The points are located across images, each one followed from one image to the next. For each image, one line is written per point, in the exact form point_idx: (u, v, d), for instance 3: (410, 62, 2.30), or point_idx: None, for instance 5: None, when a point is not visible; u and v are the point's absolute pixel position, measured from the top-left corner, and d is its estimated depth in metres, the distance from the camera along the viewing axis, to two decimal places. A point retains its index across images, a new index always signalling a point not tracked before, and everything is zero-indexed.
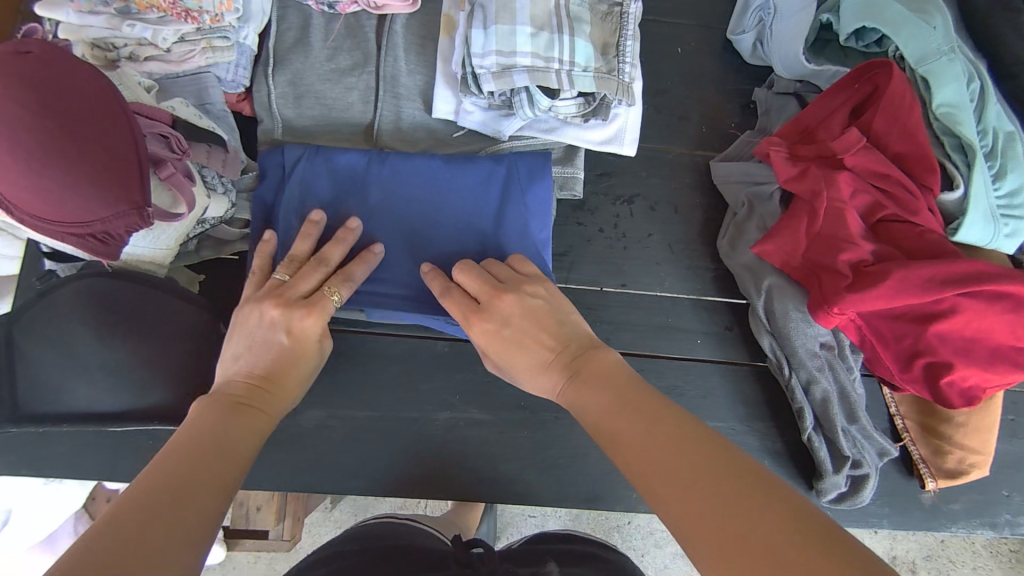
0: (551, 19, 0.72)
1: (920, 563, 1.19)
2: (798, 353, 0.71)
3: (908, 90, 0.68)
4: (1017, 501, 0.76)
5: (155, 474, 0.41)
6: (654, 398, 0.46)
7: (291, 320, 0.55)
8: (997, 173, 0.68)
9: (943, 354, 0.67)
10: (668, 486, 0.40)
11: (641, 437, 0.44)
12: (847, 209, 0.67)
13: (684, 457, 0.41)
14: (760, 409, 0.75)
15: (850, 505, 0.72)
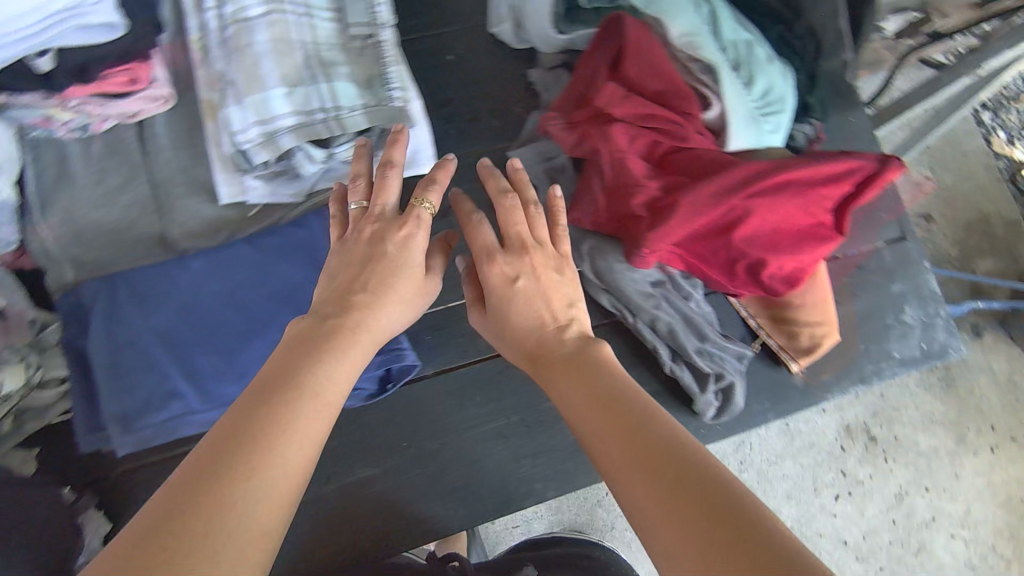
0: (304, 73, 0.72)
1: (868, 424, 1.41)
2: (633, 299, 0.75)
3: (641, 32, 0.72)
4: (874, 351, 0.84)
5: (190, 469, 0.40)
6: (654, 421, 0.46)
7: (387, 241, 0.56)
8: (746, 80, 0.73)
9: (754, 253, 0.72)
10: (660, 521, 0.40)
11: (636, 468, 0.43)
12: (626, 158, 0.71)
13: (697, 514, 0.39)
14: (630, 358, 0.78)
15: (730, 415, 0.76)
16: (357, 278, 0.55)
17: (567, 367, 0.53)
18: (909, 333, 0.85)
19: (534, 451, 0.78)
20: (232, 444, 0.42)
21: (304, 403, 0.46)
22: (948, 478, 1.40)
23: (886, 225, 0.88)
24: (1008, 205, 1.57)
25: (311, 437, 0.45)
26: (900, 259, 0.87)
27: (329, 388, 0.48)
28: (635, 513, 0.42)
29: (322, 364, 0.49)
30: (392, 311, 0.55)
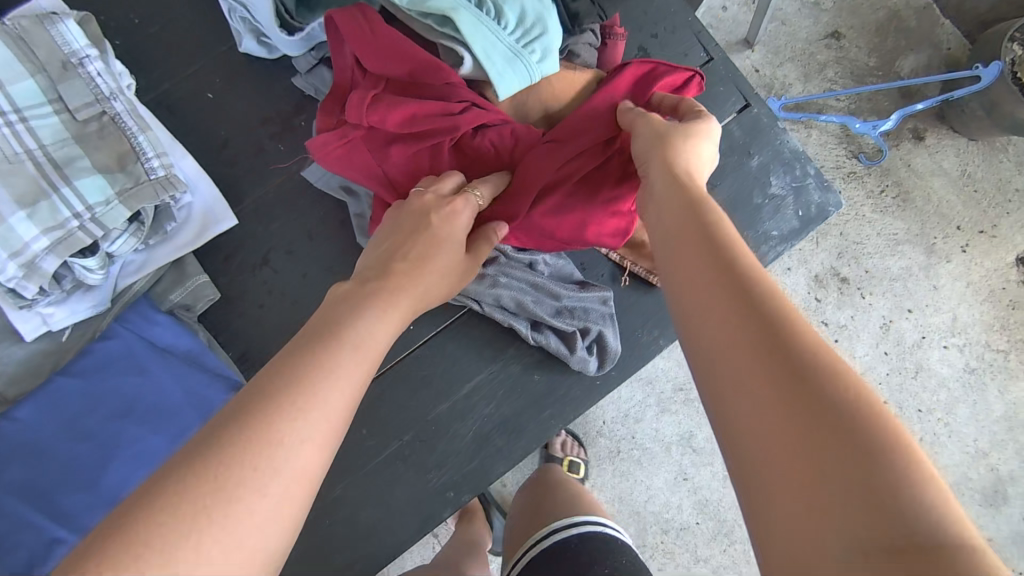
0: (40, 184, 0.66)
1: (837, 266, 1.44)
2: (468, 289, 0.69)
3: (355, 20, 0.66)
4: (752, 237, 0.79)
5: (242, 410, 0.40)
6: (743, 269, 0.40)
7: (440, 205, 0.58)
8: (492, 13, 0.64)
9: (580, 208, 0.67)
10: (738, 383, 0.35)
11: (725, 328, 0.37)
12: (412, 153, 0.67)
13: (793, 385, 0.33)
14: (501, 337, 0.74)
15: (615, 359, 0.73)
16: (398, 251, 0.55)
17: (676, 222, 0.46)
18: (782, 205, 0.80)
19: (437, 462, 0.73)
20: (288, 383, 0.42)
21: (345, 355, 0.45)
22: (926, 292, 1.43)
23: (726, 97, 0.81)
24: None
25: (350, 385, 0.44)
26: (751, 128, 0.81)
27: (367, 343, 0.47)
28: (710, 359, 0.37)
29: (362, 322, 0.48)
30: (432, 278, 0.55)
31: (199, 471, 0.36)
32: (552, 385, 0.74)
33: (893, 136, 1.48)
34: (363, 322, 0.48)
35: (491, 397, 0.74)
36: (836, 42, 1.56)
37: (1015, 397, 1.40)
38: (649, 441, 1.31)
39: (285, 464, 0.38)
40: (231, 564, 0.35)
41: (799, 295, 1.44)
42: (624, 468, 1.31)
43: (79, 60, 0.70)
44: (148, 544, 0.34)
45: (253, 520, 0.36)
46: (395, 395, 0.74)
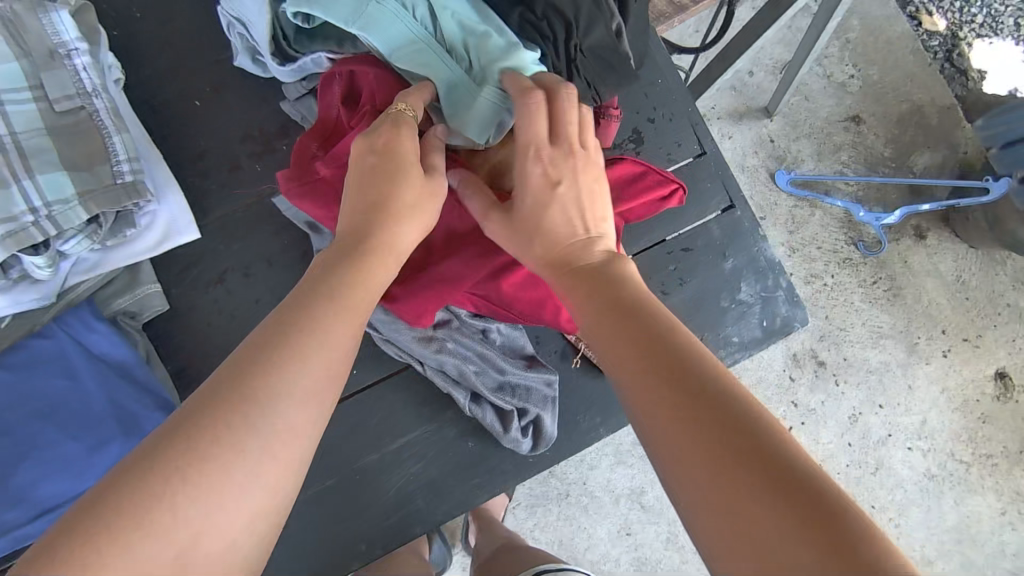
0: (1, 172, 0.65)
1: (818, 348, 1.49)
2: (414, 349, 0.68)
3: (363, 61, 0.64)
4: (713, 338, 0.78)
5: (217, 380, 0.39)
6: (671, 339, 0.42)
7: (374, 139, 0.52)
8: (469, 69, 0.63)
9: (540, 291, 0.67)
10: (689, 465, 0.36)
11: (665, 407, 0.39)
12: None
13: (743, 461, 0.35)
14: (442, 399, 0.74)
15: (549, 443, 0.72)
16: (366, 198, 0.51)
17: (605, 291, 0.47)
18: (748, 311, 0.79)
19: (356, 511, 0.72)
20: (256, 352, 0.40)
21: (319, 309, 0.44)
22: (901, 390, 1.48)
23: (712, 194, 0.81)
24: (939, 93, 1.57)
25: (327, 343, 0.42)
26: (731, 230, 0.80)
27: (348, 300, 0.45)
28: (659, 443, 0.39)
29: (339, 274, 0.47)
30: (406, 221, 0.51)
31: (174, 443, 0.36)
32: (484, 455, 0.73)
33: (895, 230, 1.52)
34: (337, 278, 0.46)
35: (422, 456, 0.73)
36: (855, 127, 1.56)
37: (970, 509, 1.44)
38: (601, 494, 1.29)
39: (263, 432, 0.38)
40: (212, 529, 0.36)
41: (775, 372, 1.48)
42: (570, 514, 1.29)
43: (67, 52, 0.70)
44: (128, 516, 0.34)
45: (233, 486, 0.36)
46: (325, 438, 0.73)
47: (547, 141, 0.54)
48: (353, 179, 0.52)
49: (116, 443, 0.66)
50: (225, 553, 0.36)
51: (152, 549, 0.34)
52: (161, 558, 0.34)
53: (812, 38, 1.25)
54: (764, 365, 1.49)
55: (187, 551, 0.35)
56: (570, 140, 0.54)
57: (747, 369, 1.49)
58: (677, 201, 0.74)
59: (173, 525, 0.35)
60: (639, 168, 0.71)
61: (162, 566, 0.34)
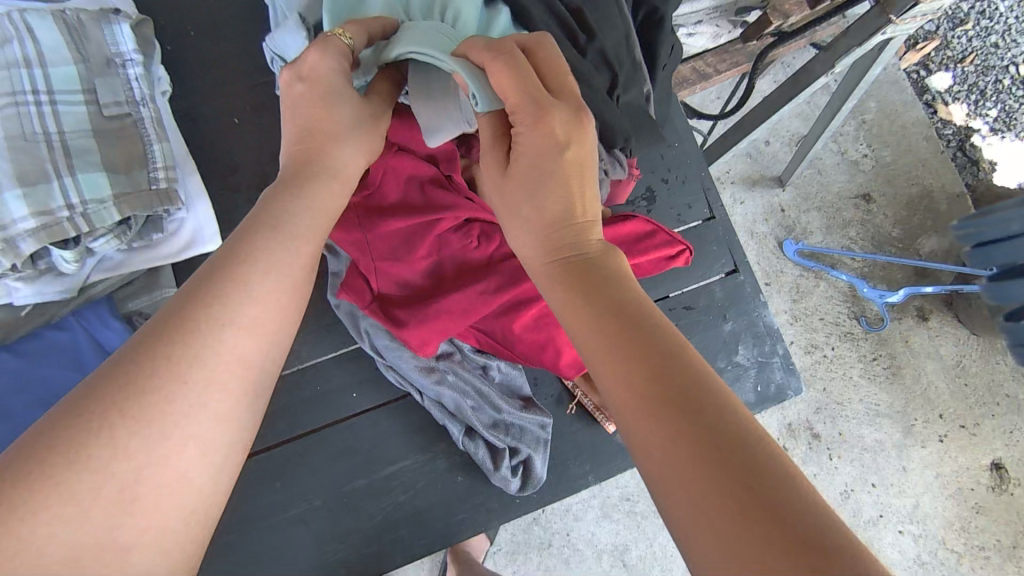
0: (44, 167, 0.68)
1: (814, 420, 1.50)
2: (414, 377, 0.69)
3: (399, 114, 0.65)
4: None
5: (162, 315, 0.40)
6: (648, 324, 0.41)
7: (297, 70, 0.51)
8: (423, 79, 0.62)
9: (545, 334, 0.69)
10: (654, 449, 0.37)
11: (633, 391, 0.39)
12: (405, 240, 0.69)
13: (711, 450, 0.35)
14: (436, 431, 0.75)
15: (537, 487, 0.72)
16: (304, 134, 0.52)
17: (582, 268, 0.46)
18: (743, 375, 0.81)
19: (338, 535, 0.72)
20: (201, 285, 0.42)
21: (268, 243, 0.46)
22: (895, 471, 1.47)
23: (717, 258, 0.83)
24: (950, 180, 1.61)
25: (272, 271, 0.44)
26: (732, 294, 0.82)
27: (294, 233, 0.47)
28: (626, 423, 0.39)
29: (284, 205, 0.48)
30: (348, 153, 0.53)
31: (118, 378, 0.37)
32: (471, 491, 0.74)
33: (897, 309, 1.54)
34: (279, 206, 0.48)
35: (411, 485, 0.74)
36: (865, 205, 1.60)
37: None
38: (584, 546, 1.28)
39: (208, 356, 0.39)
40: (162, 455, 0.37)
41: None
42: (550, 565, 1.27)
43: (122, 62, 0.74)
44: (73, 447, 0.35)
45: (179, 409, 0.38)
46: (317, 458, 0.74)
47: (549, 99, 0.47)
48: (289, 105, 0.52)
49: None
50: (180, 473, 0.37)
51: (98, 473, 0.35)
52: (108, 480, 0.35)
53: (827, 117, 1.30)
54: None
55: (141, 470, 0.36)
56: (574, 96, 0.49)
57: None
58: (683, 262, 0.77)
59: (118, 455, 0.35)
60: (649, 227, 0.74)
61: (110, 492, 0.35)
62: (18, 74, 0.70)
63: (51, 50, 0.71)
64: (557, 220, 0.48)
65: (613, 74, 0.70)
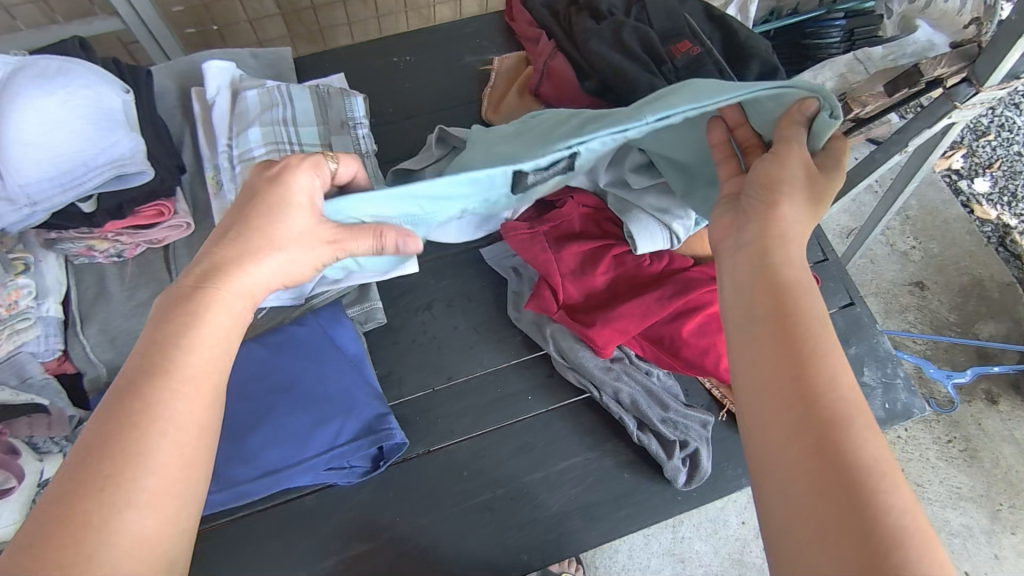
0: None
1: None
2: (595, 374, 0.82)
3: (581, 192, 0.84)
4: None
5: (90, 455, 0.46)
6: (825, 367, 0.45)
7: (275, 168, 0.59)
8: (665, 114, 0.57)
9: (704, 340, 0.80)
10: (782, 470, 0.43)
11: (783, 418, 0.44)
12: (581, 267, 0.83)
13: (838, 490, 0.40)
14: (604, 431, 0.84)
15: (701, 480, 0.81)
16: (228, 236, 0.57)
17: (778, 292, 0.49)
18: (871, 392, 0.89)
19: (520, 523, 0.80)
20: (117, 428, 0.47)
21: (174, 380, 0.50)
22: (987, 558, 1.46)
23: (834, 292, 0.95)
24: (999, 270, 1.74)
25: (189, 415, 0.50)
26: (852, 322, 0.93)
27: (193, 371, 0.51)
28: (765, 437, 0.45)
29: (192, 331, 0.52)
30: (263, 262, 0.57)
31: (48, 533, 0.43)
32: (635, 487, 0.82)
33: (966, 391, 1.60)
34: (172, 330, 0.51)
35: (580, 481, 0.82)
36: (919, 291, 1.73)
37: None
38: None
39: (126, 509, 0.45)
40: None
41: None
42: None
43: (353, 125, 0.94)
44: None
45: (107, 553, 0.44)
46: (499, 453, 0.83)
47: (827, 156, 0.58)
48: (236, 214, 0.58)
49: (336, 421, 0.79)
50: None
51: None
52: None
53: (886, 205, 1.42)
54: None
55: None
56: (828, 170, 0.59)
57: None
58: None
59: None
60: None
61: None
62: (283, 130, 0.89)
63: (303, 115, 0.91)
64: (765, 258, 0.52)
65: None
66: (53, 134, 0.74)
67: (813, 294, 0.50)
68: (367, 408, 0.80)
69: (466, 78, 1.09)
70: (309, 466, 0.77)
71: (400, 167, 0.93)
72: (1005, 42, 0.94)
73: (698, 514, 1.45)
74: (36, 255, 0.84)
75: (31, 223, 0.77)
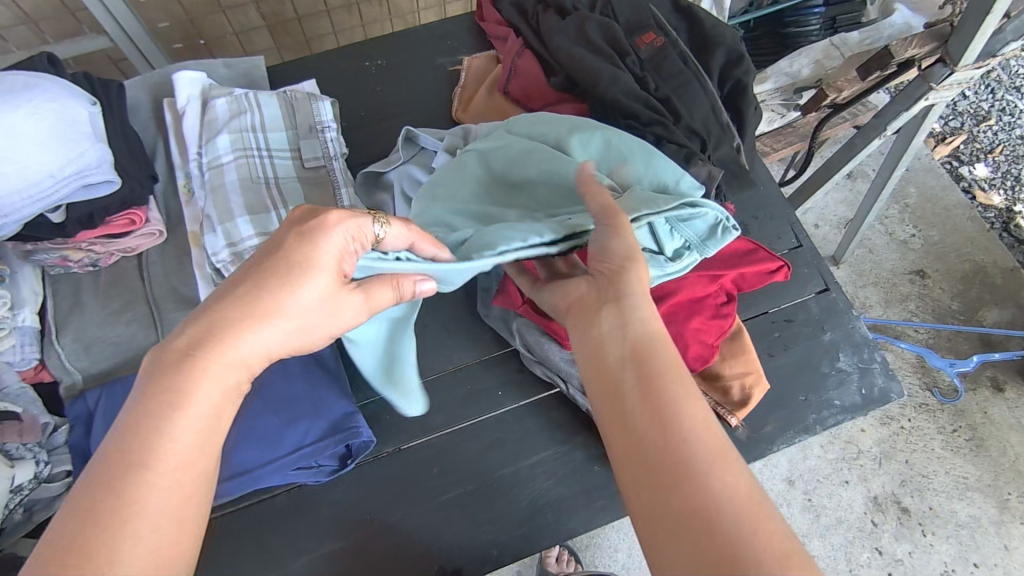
0: (266, 202, 0.87)
1: (902, 494, 1.48)
2: (562, 368, 0.82)
3: None
4: (814, 401, 0.87)
5: (73, 535, 0.47)
6: (667, 408, 0.51)
7: (305, 224, 0.57)
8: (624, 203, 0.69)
9: None
10: (646, 510, 0.49)
11: (638, 463, 0.50)
12: None
13: (685, 518, 0.46)
14: (574, 424, 0.84)
15: None
16: (238, 294, 0.56)
17: (628, 345, 0.55)
18: (847, 379, 0.88)
19: (491, 517, 0.80)
20: (99, 508, 0.48)
21: (158, 460, 0.50)
22: (996, 550, 1.42)
23: (809, 279, 0.94)
24: (1001, 255, 1.70)
25: (174, 493, 0.50)
26: (827, 309, 0.92)
27: (175, 449, 0.51)
28: (630, 483, 0.50)
29: (179, 407, 0.52)
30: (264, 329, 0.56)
31: None
32: (607, 478, 0.81)
33: (971, 379, 1.56)
34: (155, 407, 0.51)
35: (552, 475, 0.82)
36: (920, 280, 1.69)
37: None
38: None
39: None
40: None
41: (856, 515, 1.47)
42: None
43: (321, 129, 0.94)
44: None
45: None
46: (470, 449, 0.83)
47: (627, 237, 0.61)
48: (247, 272, 0.57)
49: (306, 422, 0.80)
50: None
51: None
52: None
53: (875, 192, 1.41)
54: (842, 505, 1.48)
55: None
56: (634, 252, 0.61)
57: (826, 507, 1.47)
58: (784, 276, 0.85)
59: None
60: (752, 245, 0.83)
61: None
62: (249, 136, 0.90)
63: (271, 120, 0.93)
64: (619, 312, 0.57)
65: (702, 139, 0.89)
66: (18, 145, 0.75)
67: (659, 344, 0.54)
68: (336, 408, 0.81)
69: (437, 79, 1.10)
70: (279, 466, 0.78)
71: (368, 170, 0.92)
72: (975, 19, 0.93)
73: None
74: (14, 267, 0.86)
75: (3, 236, 0.78)
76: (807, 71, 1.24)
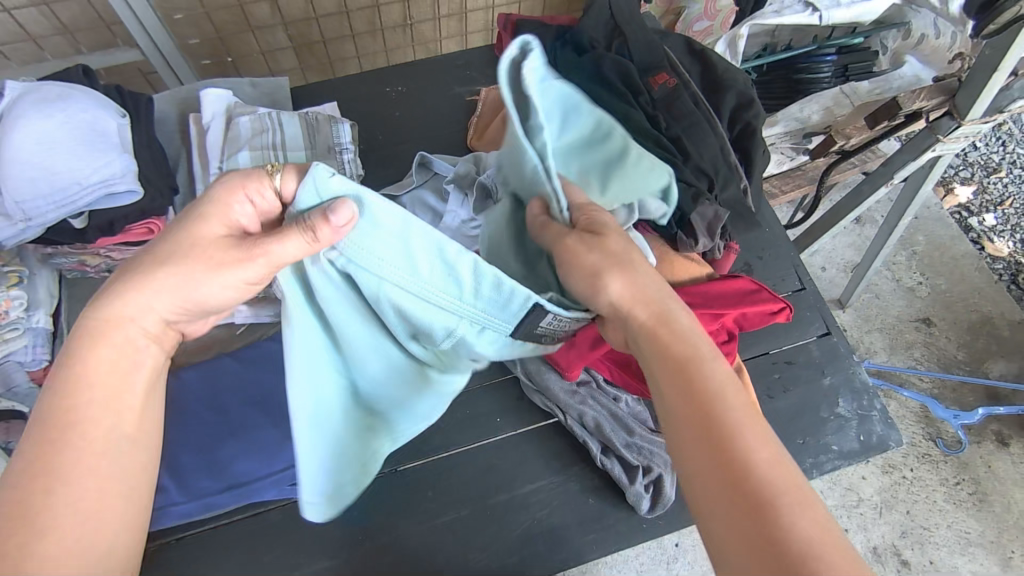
0: None
1: (901, 545, 1.46)
2: (560, 398, 0.83)
3: None
4: (812, 444, 0.87)
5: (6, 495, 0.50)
6: (710, 379, 0.55)
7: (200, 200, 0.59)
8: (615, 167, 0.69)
9: None
10: (696, 473, 0.52)
11: (689, 430, 0.53)
12: None
13: (732, 474, 0.50)
14: (571, 455, 0.84)
15: (665, 507, 0.81)
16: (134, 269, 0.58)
17: (667, 325, 0.58)
18: (846, 424, 0.88)
19: (484, 544, 0.80)
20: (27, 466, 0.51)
21: (75, 416, 0.53)
22: None
23: (811, 321, 0.95)
24: (1009, 308, 1.70)
25: (96, 442, 0.53)
26: (828, 353, 0.93)
27: (87, 404, 0.54)
28: (680, 451, 0.54)
29: (84, 369, 0.55)
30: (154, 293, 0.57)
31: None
32: (600, 511, 0.81)
33: (975, 432, 1.55)
34: (63, 375, 0.54)
35: (546, 504, 0.82)
36: (926, 328, 1.69)
37: None
38: None
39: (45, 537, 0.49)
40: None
41: None
42: None
43: (340, 150, 0.97)
44: None
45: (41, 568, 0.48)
46: (466, 473, 0.83)
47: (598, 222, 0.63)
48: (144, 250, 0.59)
49: None
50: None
51: None
52: None
53: (882, 239, 1.42)
54: None
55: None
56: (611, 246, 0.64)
57: None
58: (785, 318, 0.86)
59: None
60: (755, 285, 0.84)
61: None
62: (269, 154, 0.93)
63: (291, 139, 0.95)
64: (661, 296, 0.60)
65: (710, 180, 0.91)
66: (45, 152, 0.79)
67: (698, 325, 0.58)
68: None
69: (454, 108, 1.13)
70: (276, 480, 0.79)
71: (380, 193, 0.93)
72: (982, 76, 0.95)
73: (693, 552, 1.41)
74: (32, 269, 0.89)
75: (28, 237, 0.82)
76: (817, 117, 1.26)
